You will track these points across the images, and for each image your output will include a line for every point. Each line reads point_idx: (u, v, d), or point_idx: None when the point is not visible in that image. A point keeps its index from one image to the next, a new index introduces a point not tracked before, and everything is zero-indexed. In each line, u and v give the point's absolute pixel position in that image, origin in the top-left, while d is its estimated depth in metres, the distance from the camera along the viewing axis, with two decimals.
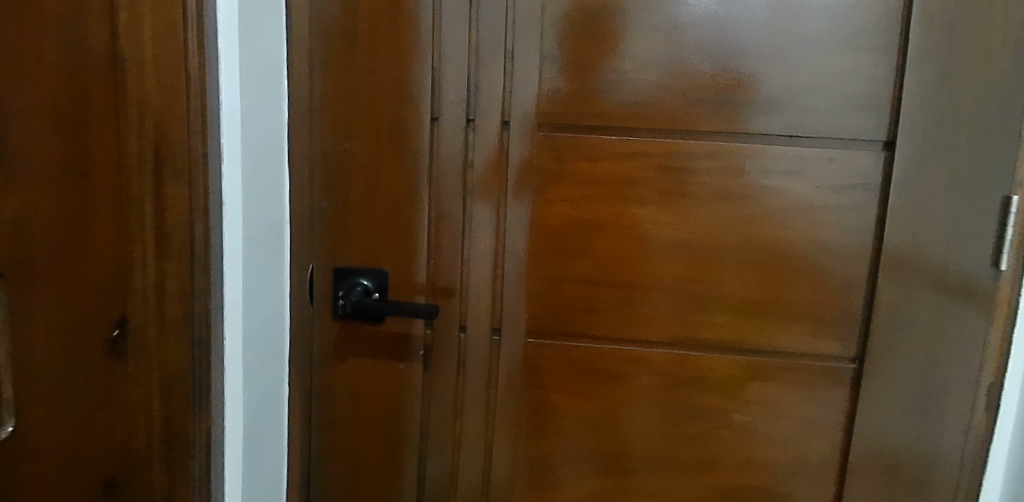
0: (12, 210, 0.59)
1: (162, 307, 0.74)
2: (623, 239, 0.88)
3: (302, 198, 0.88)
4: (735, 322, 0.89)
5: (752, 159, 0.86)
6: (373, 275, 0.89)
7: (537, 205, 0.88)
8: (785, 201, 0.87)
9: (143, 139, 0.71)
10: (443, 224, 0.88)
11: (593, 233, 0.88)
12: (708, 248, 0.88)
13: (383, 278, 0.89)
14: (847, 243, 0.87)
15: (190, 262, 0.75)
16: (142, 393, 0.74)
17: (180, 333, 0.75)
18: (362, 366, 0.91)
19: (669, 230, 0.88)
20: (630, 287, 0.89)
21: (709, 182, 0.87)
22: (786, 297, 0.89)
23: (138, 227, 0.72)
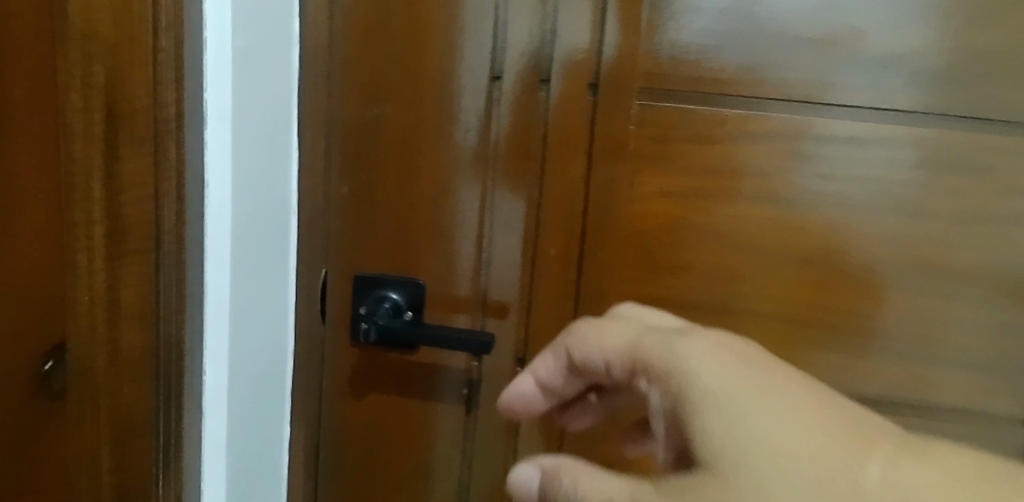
0: None
1: (115, 330, 0.53)
2: (734, 252, 0.66)
3: (313, 181, 0.66)
4: (833, 357, 0.68)
5: (877, 143, 0.63)
6: (406, 289, 0.66)
7: (625, 200, 0.66)
8: (913, 199, 0.64)
9: (89, 92, 0.50)
10: (498, 221, 0.67)
11: (700, 242, 0.66)
12: (801, 257, 0.66)
13: (419, 293, 0.67)
14: (1005, 262, 0.64)
15: (154, 271, 0.53)
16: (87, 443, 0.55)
17: (139, 368, 0.54)
18: (387, 405, 0.69)
19: (752, 234, 0.66)
20: (703, 308, 0.67)
21: (839, 177, 0.64)
22: (919, 332, 0.66)
23: (82, 216, 0.51)
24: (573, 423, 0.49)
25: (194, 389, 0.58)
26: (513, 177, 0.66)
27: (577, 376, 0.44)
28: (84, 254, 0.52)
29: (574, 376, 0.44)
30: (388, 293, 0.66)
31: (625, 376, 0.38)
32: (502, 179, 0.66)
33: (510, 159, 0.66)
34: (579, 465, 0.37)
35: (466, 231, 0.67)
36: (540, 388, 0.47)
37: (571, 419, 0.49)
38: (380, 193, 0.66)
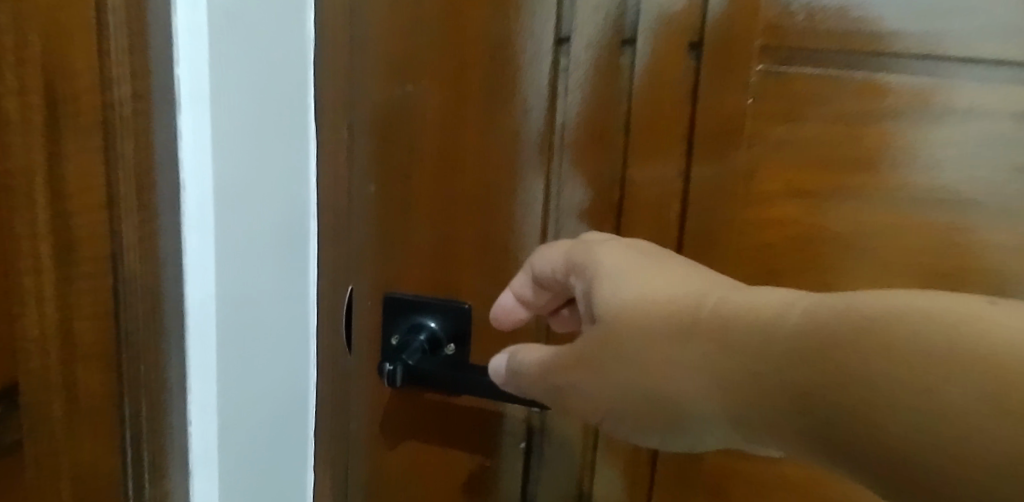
0: None
1: (72, 378, 0.41)
2: (887, 278, 0.48)
3: (336, 176, 0.53)
4: None
5: None
6: (446, 317, 0.53)
7: (735, 204, 0.50)
8: None
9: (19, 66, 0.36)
10: (567, 231, 0.52)
11: (841, 263, 0.49)
12: (945, 281, 0.47)
13: (463, 319, 0.53)
14: None
15: (113, 298, 0.41)
16: None
17: (101, 419, 0.43)
18: (428, 457, 0.56)
19: (880, 251, 0.48)
20: None
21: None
22: None
23: None
24: (561, 326, 0.46)
25: (178, 444, 0.46)
26: (586, 171, 0.51)
27: (541, 289, 0.42)
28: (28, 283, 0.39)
29: (537, 287, 0.42)
30: (425, 321, 0.53)
31: (559, 276, 0.40)
32: (571, 176, 0.51)
33: (581, 150, 0.50)
34: (535, 345, 0.41)
35: (526, 244, 0.52)
36: (514, 302, 0.44)
37: (559, 322, 0.46)
38: (416, 194, 0.52)
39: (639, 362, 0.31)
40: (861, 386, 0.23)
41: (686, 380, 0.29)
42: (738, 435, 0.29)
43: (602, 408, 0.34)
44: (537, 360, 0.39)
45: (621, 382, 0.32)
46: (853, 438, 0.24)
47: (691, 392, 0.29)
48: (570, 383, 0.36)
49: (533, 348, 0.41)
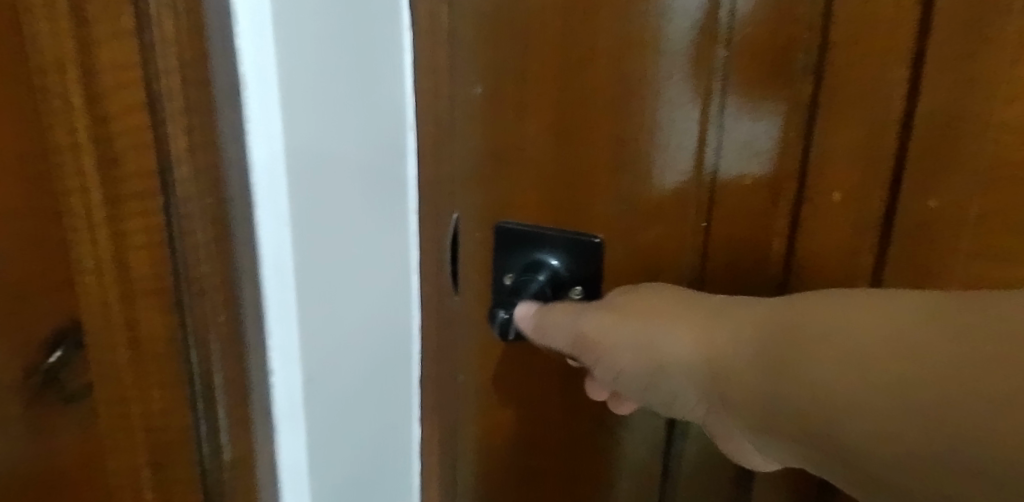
0: None
1: (133, 313, 0.35)
2: None
3: (436, 74, 0.44)
4: None
5: None
6: (571, 255, 0.43)
7: (986, 97, 0.35)
8: None
9: None
10: (731, 142, 0.40)
11: None
12: None
13: (593, 256, 0.43)
14: None
15: (166, 223, 0.33)
16: (127, 462, 0.38)
17: (165, 369, 0.36)
18: (549, 419, 0.47)
19: None
20: None
21: None
22: None
23: (66, 138, 0.33)
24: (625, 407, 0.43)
25: (260, 399, 0.39)
26: (758, 54, 0.38)
27: None
28: (81, 197, 0.34)
29: None
30: (544, 259, 0.43)
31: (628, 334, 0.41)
32: (739, 66, 0.38)
33: (754, 29, 0.37)
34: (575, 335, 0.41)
35: (673, 158, 0.40)
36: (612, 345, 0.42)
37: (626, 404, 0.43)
38: (534, 97, 0.41)
39: (634, 335, 0.35)
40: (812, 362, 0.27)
41: (683, 356, 0.33)
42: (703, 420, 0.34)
43: (599, 370, 0.37)
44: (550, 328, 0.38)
45: (628, 348, 0.35)
46: (783, 414, 0.28)
47: (683, 367, 0.33)
48: (572, 343, 0.37)
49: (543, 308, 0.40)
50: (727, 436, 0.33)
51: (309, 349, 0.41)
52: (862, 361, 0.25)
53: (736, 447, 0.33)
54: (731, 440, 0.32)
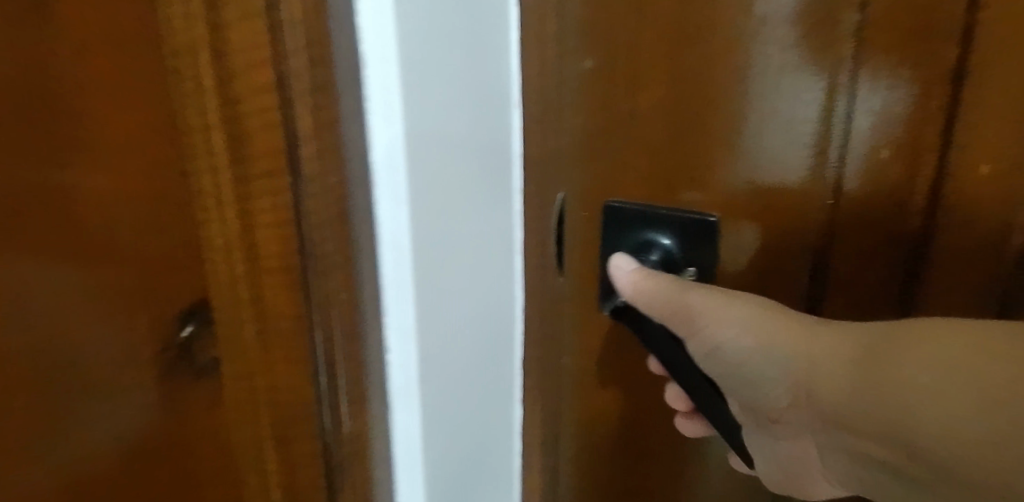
0: None
1: (259, 290, 0.36)
2: None
3: (544, 49, 0.43)
4: None
5: None
6: (684, 233, 0.42)
7: None
8: None
9: None
10: (862, 109, 0.37)
11: None
12: None
13: (707, 234, 0.41)
14: None
15: (293, 203, 0.34)
16: (251, 435, 0.40)
17: (289, 345, 0.37)
18: (656, 401, 0.46)
19: None
20: None
21: None
22: None
23: (197, 119, 0.34)
24: (686, 430, 0.44)
25: (376, 375, 0.39)
26: (899, 16, 0.35)
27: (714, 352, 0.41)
28: (210, 178, 0.35)
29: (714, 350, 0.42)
30: (655, 239, 0.42)
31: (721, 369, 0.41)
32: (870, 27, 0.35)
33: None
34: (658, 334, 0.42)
35: (793, 131, 0.38)
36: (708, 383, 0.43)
37: (688, 426, 0.43)
38: (648, 70, 0.40)
39: (713, 338, 0.37)
40: (888, 399, 0.30)
41: (774, 355, 0.34)
42: (749, 416, 0.37)
43: (690, 344, 0.38)
44: (650, 297, 0.39)
45: (723, 333, 0.36)
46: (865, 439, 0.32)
47: (772, 364, 0.35)
48: (668, 315, 0.38)
49: (647, 272, 0.40)
50: (793, 437, 0.36)
51: (424, 330, 0.41)
52: (946, 407, 0.28)
53: (792, 452, 0.36)
54: (799, 442, 0.35)
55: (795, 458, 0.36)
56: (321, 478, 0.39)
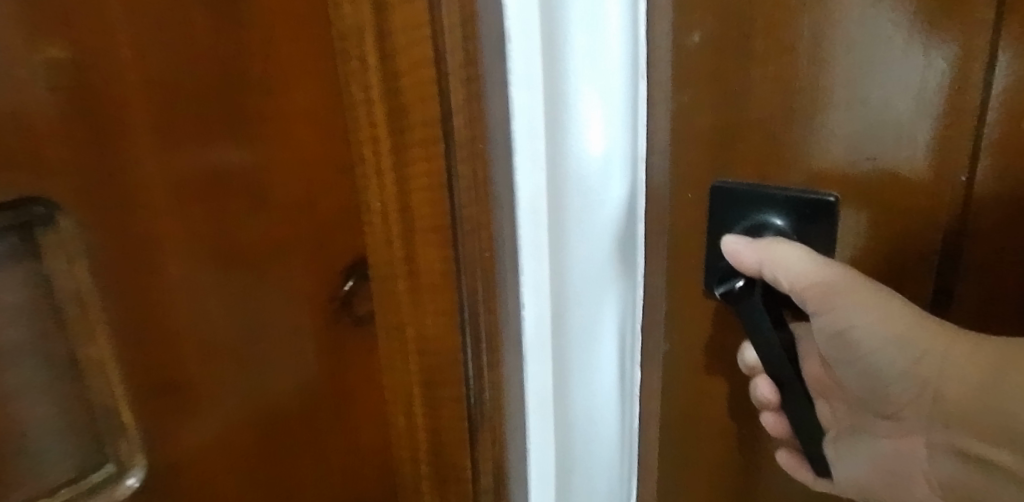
0: (150, 141, 0.32)
1: (412, 247, 0.40)
2: None
3: None
4: None
5: None
6: (800, 215, 0.36)
7: None
8: None
9: None
10: (1003, 61, 0.31)
11: None
12: None
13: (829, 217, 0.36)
14: None
15: (446, 168, 0.37)
16: (401, 378, 0.45)
17: (439, 297, 0.41)
18: None
19: None
20: None
21: None
22: None
23: (360, 94, 0.38)
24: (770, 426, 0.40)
25: (512, 327, 0.43)
26: None
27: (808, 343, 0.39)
28: (370, 146, 0.39)
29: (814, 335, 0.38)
30: (769, 219, 0.37)
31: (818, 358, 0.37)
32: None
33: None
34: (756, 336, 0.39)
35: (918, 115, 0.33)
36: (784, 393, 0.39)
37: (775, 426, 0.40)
38: None
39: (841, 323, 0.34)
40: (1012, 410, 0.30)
41: (908, 348, 0.33)
42: (840, 422, 0.39)
43: (818, 318, 0.36)
44: (788, 271, 0.35)
45: (855, 315, 0.34)
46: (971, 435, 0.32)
47: (901, 356, 0.33)
48: (803, 288, 0.35)
49: (785, 244, 0.36)
50: (901, 430, 0.36)
51: (560, 290, 0.43)
52: None
53: (894, 449, 0.36)
54: (906, 438, 0.36)
55: (897, 457, 0.36)
56: (465, 422, 0.43)
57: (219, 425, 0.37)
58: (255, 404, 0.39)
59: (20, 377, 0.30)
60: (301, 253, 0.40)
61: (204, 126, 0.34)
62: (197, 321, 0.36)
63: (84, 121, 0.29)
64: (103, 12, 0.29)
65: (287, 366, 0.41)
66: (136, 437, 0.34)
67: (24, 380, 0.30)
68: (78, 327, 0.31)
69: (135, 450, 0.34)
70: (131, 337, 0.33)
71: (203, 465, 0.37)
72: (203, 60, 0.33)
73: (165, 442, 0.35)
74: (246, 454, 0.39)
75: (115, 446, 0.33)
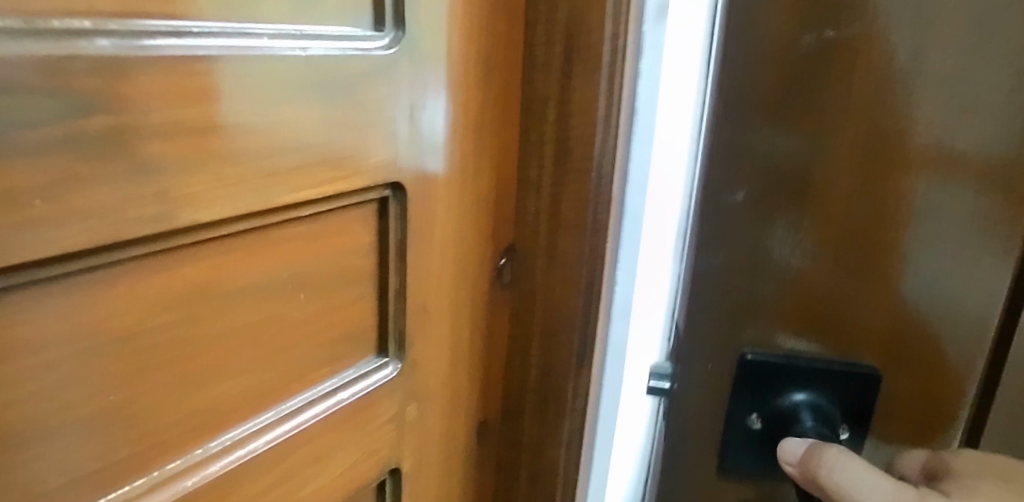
0: (438, 153, 0.53)
1: (555, 236, 0.61)
2: None
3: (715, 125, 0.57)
4: None
5: None
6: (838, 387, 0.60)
7: None
8: None
9: (553, 26, 0.57)
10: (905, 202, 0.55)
11: None
12: None
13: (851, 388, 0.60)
14: None
15: (593, 189, 0.58)
16: (525, 329, 0.65)
17: (569, 273, 0.61)
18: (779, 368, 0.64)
19: None
20: None
21: None
22: None
23: (537, 138, 0.60)
24: None
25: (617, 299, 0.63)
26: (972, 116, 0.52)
27: None
28: (536, 171, 0.61)
29: None
30: (797, 396, 0.61)
31: None
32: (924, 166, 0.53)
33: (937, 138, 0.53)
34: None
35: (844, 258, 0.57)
36: None
37: None
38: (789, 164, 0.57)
39: None
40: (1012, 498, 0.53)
41: None
42: None
43: None
44: (848, 475, 0.55)
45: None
46: None
47: None
48: (869, 488, 0.54)
49: (837, 460, 0.55)
50: None
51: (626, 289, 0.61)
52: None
53: None
54: None
55: None
56: (570, 361, 0.63)
57: (433, 340, 0.57)
58: (452, 330, 0.59)
59: (224, 331, 0.40)
60: (484, 234, 0.61)
61: (461, 144, 0.55)
62: (437, 269, 0.56)
63: (422, 137, 0.50)
64: (434, 79, 0.51)
65: (469, 306, 0.61)
66: (397, 337, 0.53)
67: (228, 334, 0.40)
68: (388, 262, 0.51)
69: (397, 345, 0.54)
70: (409, 271, 0.52)
71: (423, 368, 0.57)
72: (459, 110, 0.54)
73: (411, 343, 0.54)
74: (440, 363, 0.59)
75: (387, 341, 0.53)
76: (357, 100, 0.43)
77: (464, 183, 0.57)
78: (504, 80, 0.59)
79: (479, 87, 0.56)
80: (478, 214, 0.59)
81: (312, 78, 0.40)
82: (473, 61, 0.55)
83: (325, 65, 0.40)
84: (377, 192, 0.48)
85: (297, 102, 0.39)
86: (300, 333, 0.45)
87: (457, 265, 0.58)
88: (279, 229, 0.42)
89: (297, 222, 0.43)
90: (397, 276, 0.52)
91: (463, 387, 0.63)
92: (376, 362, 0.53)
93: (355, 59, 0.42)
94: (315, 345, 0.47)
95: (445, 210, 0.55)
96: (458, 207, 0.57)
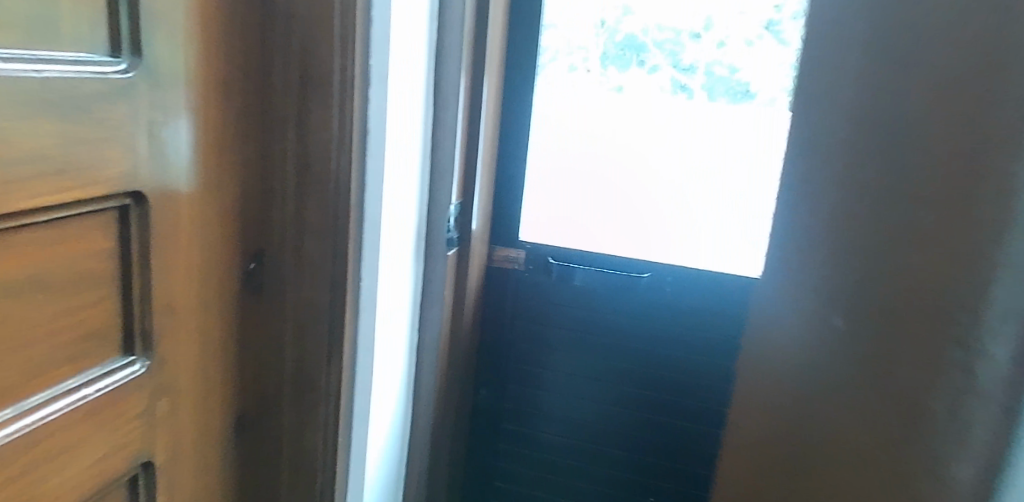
0: (182, 165, 0.58)
1: (301, 240, 0.69)
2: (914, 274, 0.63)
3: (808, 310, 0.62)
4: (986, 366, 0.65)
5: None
6: None
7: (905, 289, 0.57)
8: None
9: (291, 59, 0.65)
10: None
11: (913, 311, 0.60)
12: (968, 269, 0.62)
13: None
14: None
15: (334, 199, 0.68)
16: (278, 329, 0.72)
17: (316, 273, 0.69)
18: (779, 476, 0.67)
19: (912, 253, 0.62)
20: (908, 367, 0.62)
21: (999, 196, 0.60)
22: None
23: (280, 153, 0.68)
24: None
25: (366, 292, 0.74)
26: None
27: None
28: (281, 184, 0.68)
29: None
30: None
31: None
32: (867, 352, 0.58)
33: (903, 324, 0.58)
34: None
35: None
36: None
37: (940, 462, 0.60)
38: None
39: None
40: None
41: None
42: None
43: None
44: None
45: None
46: None
47: None
48: None
49: None
50: None
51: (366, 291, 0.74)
52: None
53: None
54: None
55: None
56: (321, 353, 0.71)
57: (181, 338, 0.62)
58: (202, 328, 0.65)
59: None
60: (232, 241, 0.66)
61: (203, 159, 0.61)
62: (183, 272, 0.61)
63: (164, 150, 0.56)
64: (175, 98, 0.57)
65: (219, 306, 0.66)
66: (142, 335, 0.58)
67: None
68: (131, 262, 0.55)
69: (143, 343, 0.58)
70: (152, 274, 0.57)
71: (173, 365, 0.61)
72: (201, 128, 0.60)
73: (156, 341, 0.59)
74: (190, 361, 0.64)
75: (133, 341, 0.57)
76: (95, 116, 0.49)
77: (209, 194, 0.63)
78: (245, 103, 0.65)
79: (220, 108, 0.62)
80: (225, 222, 0.65)
81: (47, 96, 0.45)
82: (212, 86, 0.61)
83: (60, 86, 0.46)
84: (119, 200, 0.53)
85: (32, 118, 0.44)
86: (43, 330, 0.49)
87: (205, 268, 0.64)
88: (16, 232, 0.45)
89: (37, 226, 0.47)
90: (140, 277, 0.56)
91: (216, 383, 0.68)
92: (122, 359, 0.56)
93: (90, 81, 0.48)
94: (59, 343, 0.50)
95: (191, 217, 0.61)
96: (204, 215, 0.62)
